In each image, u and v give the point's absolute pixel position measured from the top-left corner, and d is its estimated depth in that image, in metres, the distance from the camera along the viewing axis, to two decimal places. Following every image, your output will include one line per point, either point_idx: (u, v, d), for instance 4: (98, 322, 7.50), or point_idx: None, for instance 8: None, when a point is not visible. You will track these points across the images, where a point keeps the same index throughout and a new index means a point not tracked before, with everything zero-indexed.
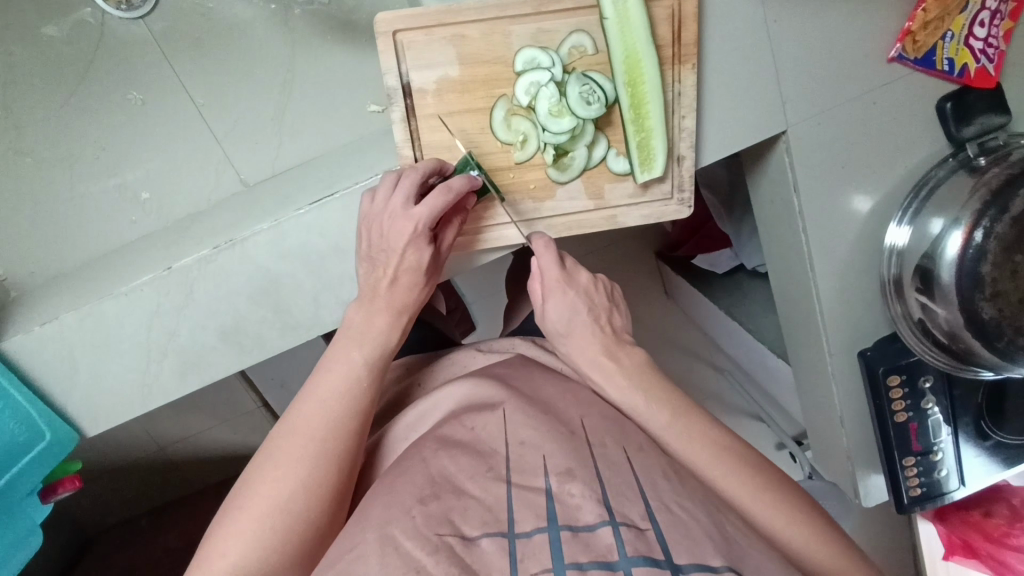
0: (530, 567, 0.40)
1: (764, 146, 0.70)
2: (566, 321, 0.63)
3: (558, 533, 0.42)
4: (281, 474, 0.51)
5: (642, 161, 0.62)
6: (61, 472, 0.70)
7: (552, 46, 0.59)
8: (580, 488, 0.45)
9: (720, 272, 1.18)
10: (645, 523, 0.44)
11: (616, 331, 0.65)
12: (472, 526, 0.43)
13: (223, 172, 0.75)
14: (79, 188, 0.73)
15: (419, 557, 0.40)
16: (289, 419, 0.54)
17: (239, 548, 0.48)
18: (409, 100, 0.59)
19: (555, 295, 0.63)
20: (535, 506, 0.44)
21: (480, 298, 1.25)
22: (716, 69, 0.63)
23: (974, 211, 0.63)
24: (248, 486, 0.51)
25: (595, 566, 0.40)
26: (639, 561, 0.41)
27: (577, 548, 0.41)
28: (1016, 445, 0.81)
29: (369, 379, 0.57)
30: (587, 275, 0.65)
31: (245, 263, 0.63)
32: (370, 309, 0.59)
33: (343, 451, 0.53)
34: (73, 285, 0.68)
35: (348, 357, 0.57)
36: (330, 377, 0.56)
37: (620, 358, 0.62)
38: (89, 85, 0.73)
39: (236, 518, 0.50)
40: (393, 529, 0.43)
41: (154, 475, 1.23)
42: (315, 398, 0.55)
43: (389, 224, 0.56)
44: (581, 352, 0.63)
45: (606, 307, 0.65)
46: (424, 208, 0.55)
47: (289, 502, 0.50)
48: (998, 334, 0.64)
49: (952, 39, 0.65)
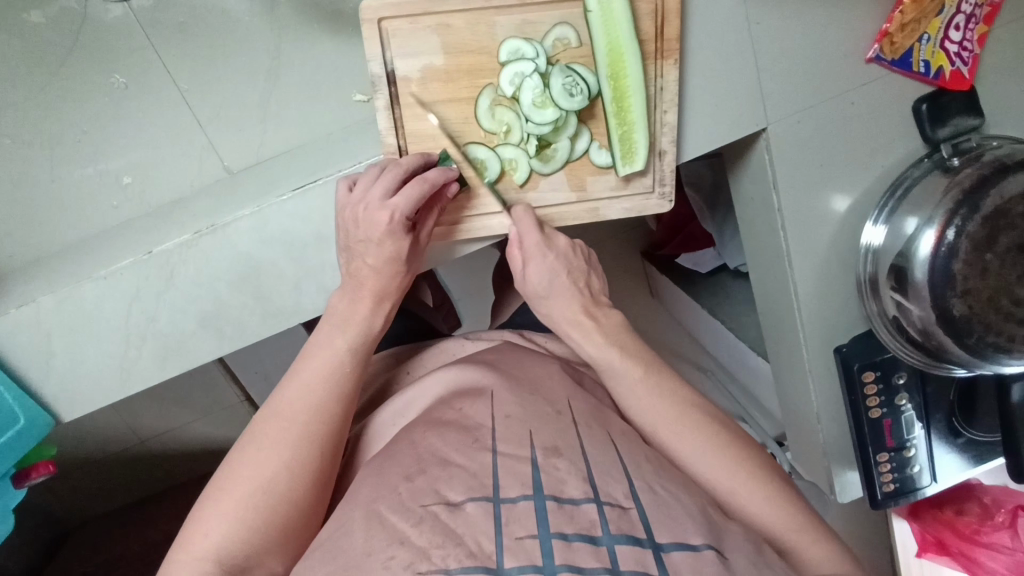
0: (515, 532, 0.42)
1: (745, 143, 0.71)
2: (546, 284, 0.63)
3: (543, 502, 0.43)
4: (263, 455, 0.51)
5: (624, 154, 0.63)
6: (36, 456, 0.69)
7: (537, 37, 0.60)
8: (567, 464, 0.46)
9: (703, 271, 1.19)
10: (628, 501, 0.45)
11: (594, 292, 0.65)
12: (457, 493, 0.44)
13: (206, 159, 0.74)
14: (60, 171, 0.73)
15: (403, 528, 0.41)
16: (273, 403, 0.54)
17: (220, 527, 0.48)
18: (393, 87, 0.59)
19: (534, 258, 0.62)
20: (521, 475, 0.45)
21: (466, 294, 1.26)
22: (698, 66, 0.63)
23: (946, 211, 0.65)
24: (229, 466, 0.51)
25: (580, 539, 0.42)
26: (622, 539, 0.42)
27: (562, 518, 0.43)
28: (986, 443, 0.83)
29: (353, 364, 0.57)
30: (564, 238, 0.64)
31: (226, 248, 0.63)
32: (353, 297, 0.59)
33: (326, 433, 0.53)
34: (53, 269, 0.67)
35: (332, 342, 0.57)
36: (314, 362, 0.56)
37: (597, 318, 0.63)
38: (70, 67, 0.72)
39: (217, 497, 0.49)
40: (380, 505, 0.44)
41: (133, 467, 1.21)
42: (298, 382, 0.55)
43: (366, 215, 0.56)
44: (563, 314, 0.62)
45: (584, 269, 0.65)
46: (401, 198, 0.55)
47: (269, 483, 0.50)
48: (968, 331, 0.65)
49: (928, 42, 0.66)
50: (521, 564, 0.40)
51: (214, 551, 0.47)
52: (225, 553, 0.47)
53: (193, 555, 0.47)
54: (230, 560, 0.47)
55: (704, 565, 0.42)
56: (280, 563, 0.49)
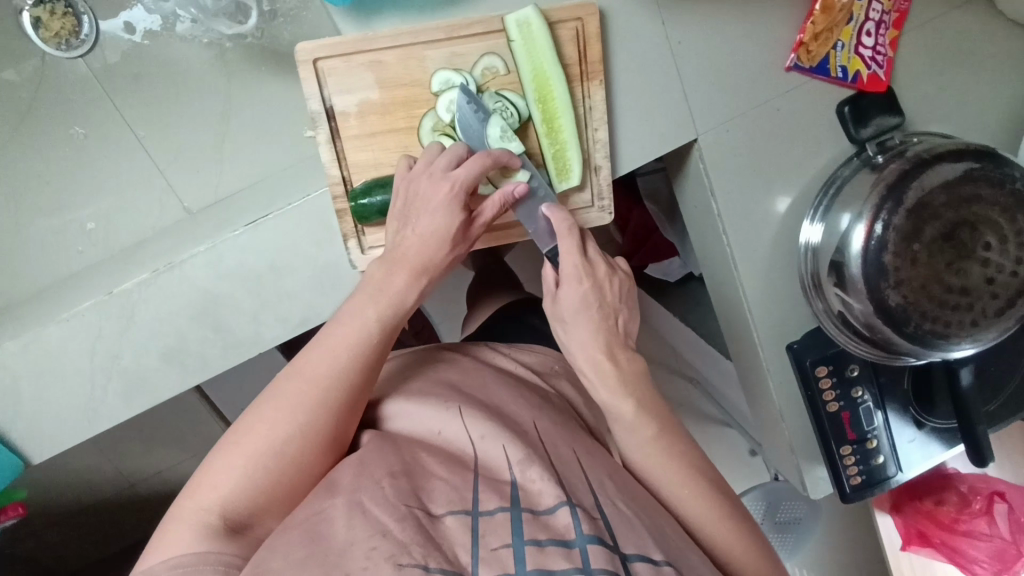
0: (490, 543, 0.43)
1: (681, 154, 0.75)
2: (575, 310, 0.62)
3: (519, 513, 0.45)
4: (281, 417, 0.50)
5: (559, 172, 0.66)
6: (5, 500, 0.70)
7: (466, 67, 0.63)
8: (540, 472, 0.49)
9: (672, 279, 1.23)
10: (596, 511, 0.48)
11: (621, 333, 0.64)
12: (438, 505, 0.45)
13: (166, 201, 0.77)
14: (25, 221, 0.76)
15: (385, 521, 0.42)
16: (298, 363, 0.53)
17: (228, 482, 0.47)
18: (333, 123, 0.62)
19: (568, 283, 0.62)
20: (500, 490, 0.48)
21: (446, 317, 1.28)
22: (624, 85, 0.67)
23: (873, 205, 0.68)
24: (244, 422, 0.50)
25: (553, 543, 0.43)
26: (593, 539, 0.44)
27: (536, 527, 0.44)
28: (948, 429, 0.84)
29: (382, 335, 0.55)
30: (604, 262, 0.64)
31: (184, 284, 0.65)
32: (390, 265, 0.57)
33: (343, 404, 0.52)
34: (19, 316, 0.70)
35: (362, 313, 0.54)
36: (347, 330, 0.54)
37: (621, 362, 0.62)
38: (33, 122, 0.75)
39: (232, 452, 0.49)
40: (361, 494, 0.45)
41: (120, 513, 1.21)
42: (326, 345, 0.53)
43: (428, 186, 0.58)
44: (582, 347, 0.62)
45: (616, 307, 0.64)
46: (464, 169, 0.57)
47: (281, 446, 0.49)
48: (906, 320, 0.67)
49: (843, 48, 0.70)
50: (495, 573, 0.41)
51: (222, 505, 0.46)
52: (230, 505, 0.47)
53: (197, 503, 0.46)
54: (234, 513, 0.47)
55: None
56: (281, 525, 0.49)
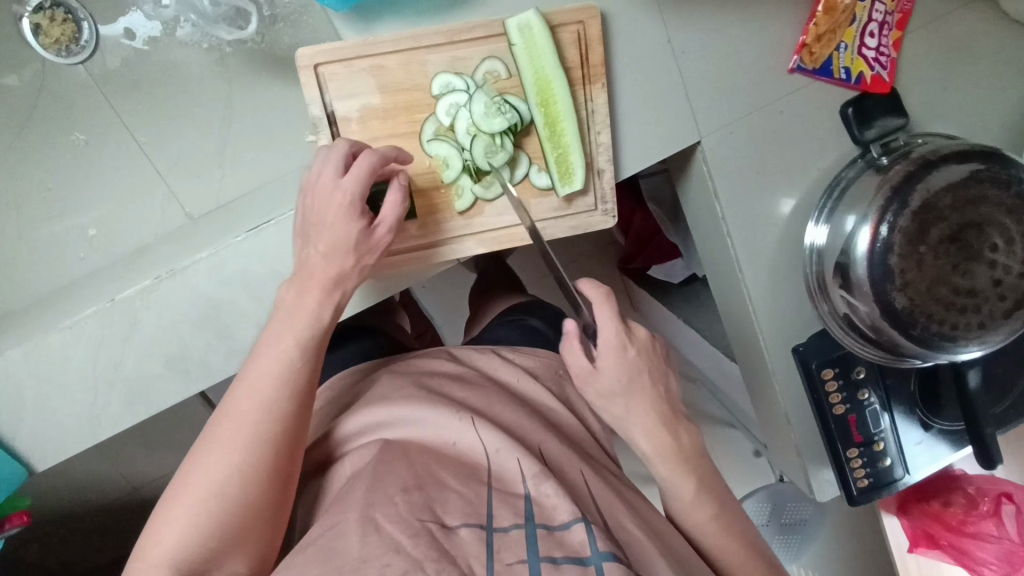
0: (505, 558, 0.45)
1: (685, 157, 0.74)
2: (624, 383, 0.61)
3: (535, 529, 0.48)
4: (215, 460, 0.50)
5: (562, 176, 0.65)
6: (12, 508, 0.70)
7: (468, 71, 0.63)
8: (555, 487, 0.51)
9: (677, 281, 1.21)
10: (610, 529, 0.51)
11: (669, 400, 0.64)
12: (452, 517, 0.47)
13: (169, 207, 0.77)
14: (26, 228, 0.76)
15: (399, 538, 0.43)
16: (225, 404, 0.53)
17: (173, 534, 0.48)
18: (334, 128, 0.62)
19: (611, 361, 0.60)
20: (514, 506, 0.50)
21: (448, 319, 1.28)
22: (626, 88, 0.66)
23: (878, 207, 0.67)
24: (182, 471, 0.51)
25: (568, 560, 0.46)
26: (609, 556, 0.46)
27: (551, 544, 0.47)
28: (954, 431, 0.84)
29: (303, 361, 0.55)
30: (645, 331, 0.63)
31: (187, 291, 0.65)
32: (301, 288, 0.57)
33: (276, 434, 0.52)
34: (21, 324, 0.70)
35: (280, 341, 0.55)
36: (264, 360, 0.54)
37: (679, 437, 0.63)
38: (33, 127, 0.75)
39: (174, 504, 0.49)
40: (375, 510, 0.45)
41: (116, 520, 1.19)
42: (250, 380, 0.53)
43: (326, 201, 0.56)
44: (635, 416, 0.61)
45: (661, 371, 0.64)
46: (352, 179, 0.56)
47: (219, 489, 0.49)
48: (912, 323, 0.67)
49: (846, 50, 0.69)
50: None
51: (173, 556, 0.47)
52: (181, 558, 0.47)
53: (150, 564, 0.47)
54: (188, 564, 0.47)
55: None
56: (241, 565, 0.50)
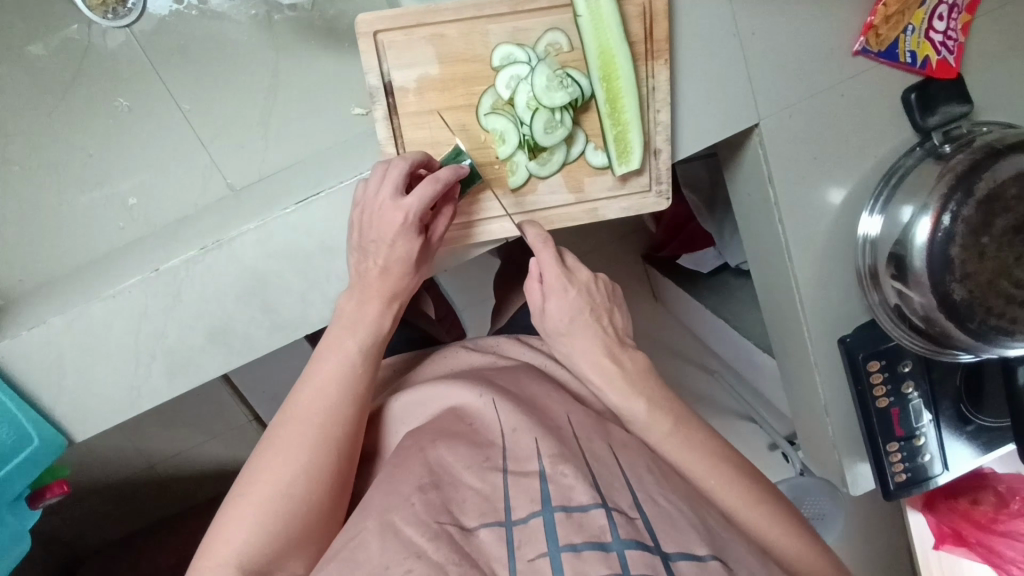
0: (527, 554, 0.41)
1: (739, 140, 0.73)
2: (567, 321, 0.62)
3: (552, 515, 0.43)
4: (281, 460, 0.49)
5: (620, 154, 0.64)
6: (50, 477, 0.70)
7: (529, 43, 0.61)
8: (574, 471, 0.46)
9: (706, 271, 1.20)
10: (634, 511, 0.45)
11: (617, 331, 0.64)
12: (471, 517, 0.44)
13: (210, 177, 0.76)
14: (66, 194, 0.74)
15: (419, 542, 0.41)
16: (288, 406, 0.52)
17: (240, 535, 0.45)
18: (390, 98, 0.60)
19: (555, 295, 0.62)
20: (530, 491, 0.45)
21: (469, 305, 1.27)
22: (689, 67, 0.65)
23: (941, 197, 0.65)
24: (247, 472, 0.49)
25: (589, 548, 0.41)
26: (631, 544, 0.42)
27: (571, 530, 0.42)
28: (995, 428, 0.82)
29: (365, 366, 0.55)
30: (587, 271, 0.64)
31: (233, 263, 0.64)
32: (362, 297, 0.58)
33: (343, 435, 0.51)
34: (63, 290, 0.69)
35: (343, 345, 0.55)
36: (327, 364, 0.54)
37: (622, 361, 0.62)
38: (76, 91, 0.73)
39: (238, 504, 0.47)
40: (393, 515, 0.44)
41: (145, 489, 1.22)
42: (314, 384, 0.53)
43: (381, 214, 0.57)
44: (585, 355, 0.62)
45: (607, 306, 0.64)
46: (413, 198, 0.56)
47: (289, 488, 0.48)
48: (970, 315, 0.65)
49: (913, 32, 0.67)
50: None
51: (237, 556, 0.45)
52: (248, 558, 0.45)
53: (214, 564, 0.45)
54: (255, 564, 0.45)
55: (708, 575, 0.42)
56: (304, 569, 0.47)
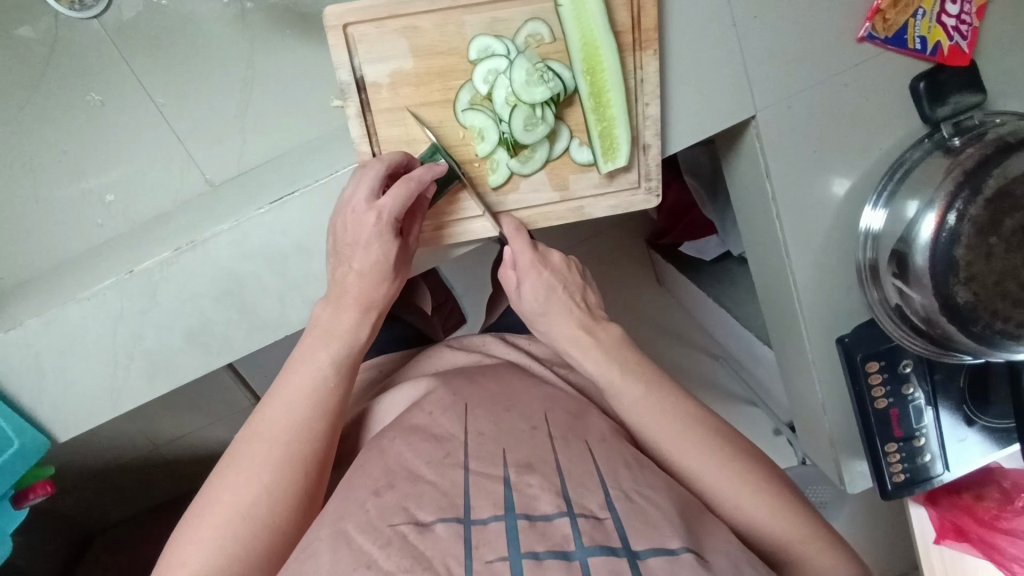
0: (485, 555, 0.38)
1: (735, 131, 0.69)
2: (542, 301, 0.60)
3: (515, 522, 0.40)
4: (242, 479, 0.48)
5: (606, 151, 0.61)
6: (33, 479, 0.70)
7: (508, 34, 0.58)
8: (540, 480, 0.43)
9: (708, 258, 1.16)
10: (604, 512, 0.41)
11: (591, 306, 0.62)
12: (426, 511, 0.40)
13: (188, 172, 0.74)
14: (43, 191, 0.73)
15: (371, 551, 0.38)
16: (254, 423, 0.51)
17: (198, 557, 0.45)
18: (363, 94, 0.58)
19: (529, 277, 0.60)
20: (493, 495, 0.42)
21: (469, 290, 1.24)
22: (679, 58, 0.62)
23: (947, 193, 0.62)
24: (209, 491, 0.48)
25: (551, 556, 0.38)
26: (597, 551, 0.38)
27: (534, 537, 0.39)
28: (1002, 429, 0.80)
29: (336, 379, 0.54)
30: (559, 254, 0.62)
31: (207, 264, 0.63)
32: (336, 306, 0.57)
33: (309, 452, 0.51)
34: (41, 290, 0.68)
35: (314, 357, 0.54)
36: (296, 378, 0.53)
37: (596, 334, 0.59)
38: (46, 87, 0.71)
39: (197, 525, 0.46)
40: (347, 523, 0.40)
41: (151, 474, 1.24)
42: (281, 399, 0.52)
43: (354, 218, 0.55)
44: (558, 331, 0.60)
45: (580, 283, 0.62)
46: (389, 199, 0.54)
47: (250, 508, 0.47)
48: (974, 318, 0.62)
49: (923, 16, 0.63)
50: None
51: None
52: None
53: None
54: None
55: (682, 570, 0.38)
56: None
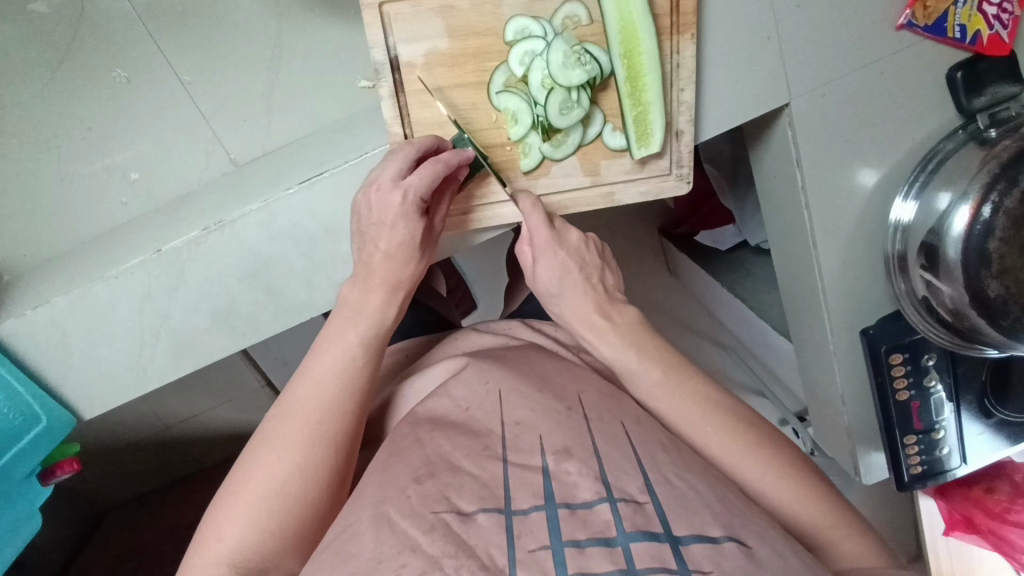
0: (527, 544, 0.38)
1: (766, 119, 0.68)
2: (557, 282, 0.60)
3: (555, 511, 0.40)
4: (276, 457, 0.48)
5: (640, 136, 0.61)
6: (60, 455, 0.71)
7: (546, 15, 0.58)
8: (578, 466, 0.43)
9: (723, 248, 1.16)
10: (644, 495, 0.42)
11: (608, 289, 0.62)
12: (468, 501, 0.40)
13: (213, 151, 0.74)
14: (67, 168, 0.73)
15: (414, 536, 0.38)
16: (284, 402, 0.52)
17: (235, 533, 0.45)
18: (397, 74, 0.57)
19: (545, 255, 0.60)
20: (532, 485, 0.42)
21: (481, 277, 1.23)
22: (715, 44, 0.61)
23: (982, 185, 0.61)
24: (243, 470, 0.49)
25: (594, 544, 0.38)
26: (638, 537, 0.39)
27: (575, 526, 0.39)
28: (1018, 423, 0.80)
29: (365, 359, 0.54)
30: (576, 233, 0.61)
31: (235, 244, 0.62)
32: (365, 287, 0.56)
33: (341, 431, 0.51)
34: (66, 268, 0.68)
35: (343, 336, 0.54)
36: (326, 358, 0.53)
37: (612, 317, 0.59)
38: (72, 63, 0.70)
39: (231, 501, 0.47)
40: (388, 507, 0.41)
41: (162, 453, 1.24)
42: (312, 378, 0.52)
43: (379, 196, 0.54)
44: (574, 312, 0.60)
45: (597, 264, 0.62)
46: (416, 177, 0.54)
47: (283, 486, 0.47)
48: (1004, 313, 0.62)
49: (964, 4, 0.62)
50: None
51: (230, 554, 0.45)
52: (243, 557, 0.45)
53: (211, 561, 0.45)
54: (250, 561, 0.45)
55: (725, 561, 0.38)
56: (299, 566, 0.47)
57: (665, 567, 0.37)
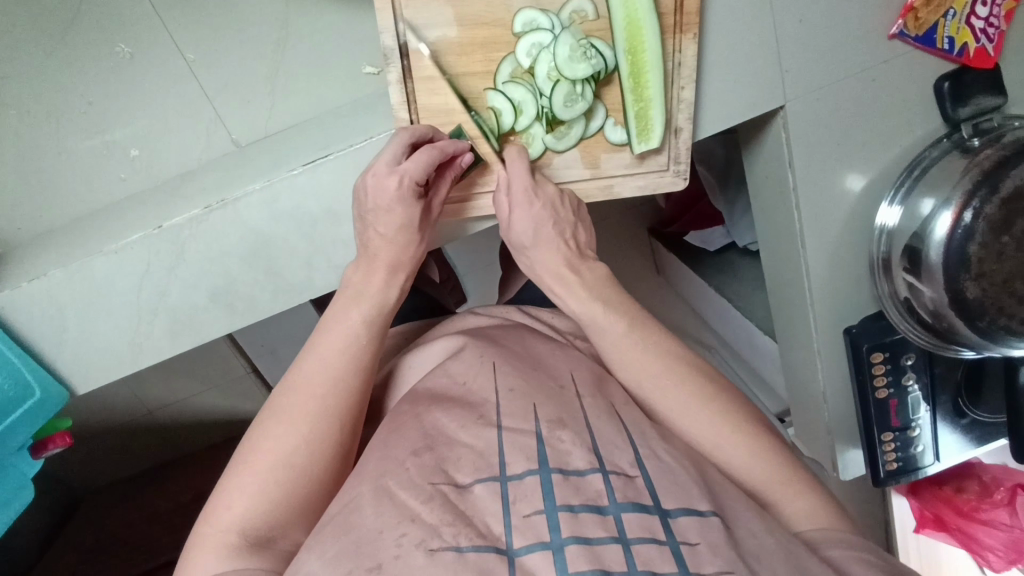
0: (522, 510, 0.39)
1: (761, 120, 0.70)
2: (532, 235, 0.61)
3: (549, 475, 0.41)
4: (282, 430, 0.49)
5: (641, 132, 0.63)
6: (52, 429, 0.70)
7: (554, 8, 0.59)
8: (571, 435, 0.44)
9: (712, 249, 1.17)
10: (635, 469, 0.43)
11: (580, 247, 0.62)
12: (464, 474, 0.42)
13: (214, 132, 0.75)
14: (66, 142, 0.73)
15: (414, 505, 0.39)
16: (291, 377, 0.52)
17: (243, 501, 0.46)
18: (406, 61, 0.58)
19: (521, 207, 0.60)
20: (526, 448, 0.43)
21: (472, 270, 1.24)
22: (716, 44, 0.63)
23: (964, 193, 0.64)
24: (250, 442, 0.49)
25: (585, 509, 0.39)
26: (629, 507, 0.40)
27: (568, 492, 0.40)
28: (990, 423, 0.83)
29: (369, 337, 0.55)
30: (554, 188, 0.62)
31: (237, 223, 0.62)
32: (367, 268, 0.58)
33: (346, 406, 0.51)
34: (60, 245, 0.67)
35: (347, 316, 0.55)
36: (331, 336, 0.54)
37: (584, 273, 0.60)
38: (74, 37, 0.70)
39: (240, 471, 0.48)
40: (388, 480, 0.41)
41: (143, 437, 1.23)
42: (318, 354, 0.53)
43: (375, 182, 0.55)
44: (544, 265, 0.61)
45: (572, 221, 0.62)
46: (412, 162, 0.55)
47: (290, 457, 0.48)
48: (980, 314, 0.64)
49: (954, 17, 0.64)
50: (530, 542, 0.38)
51: (237, 522, 0.46)
52: (251, 525, 0.46)
53: (218, 528, 0.45)
54: (257, 529, 0.46)
55: (710, 530, 0.40)
56: (305, 537, 0.48)
57: (654, 537, 0.39)
